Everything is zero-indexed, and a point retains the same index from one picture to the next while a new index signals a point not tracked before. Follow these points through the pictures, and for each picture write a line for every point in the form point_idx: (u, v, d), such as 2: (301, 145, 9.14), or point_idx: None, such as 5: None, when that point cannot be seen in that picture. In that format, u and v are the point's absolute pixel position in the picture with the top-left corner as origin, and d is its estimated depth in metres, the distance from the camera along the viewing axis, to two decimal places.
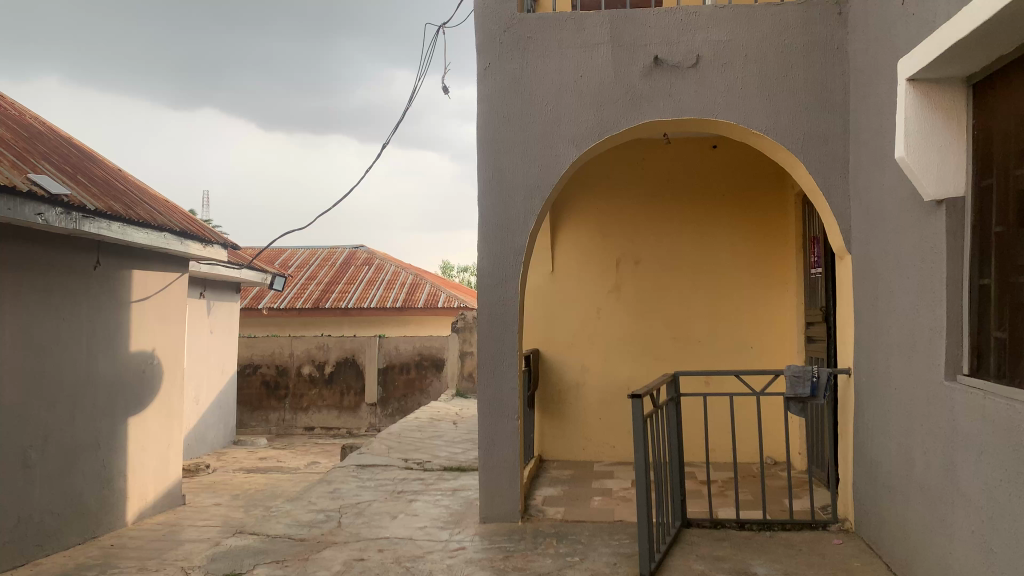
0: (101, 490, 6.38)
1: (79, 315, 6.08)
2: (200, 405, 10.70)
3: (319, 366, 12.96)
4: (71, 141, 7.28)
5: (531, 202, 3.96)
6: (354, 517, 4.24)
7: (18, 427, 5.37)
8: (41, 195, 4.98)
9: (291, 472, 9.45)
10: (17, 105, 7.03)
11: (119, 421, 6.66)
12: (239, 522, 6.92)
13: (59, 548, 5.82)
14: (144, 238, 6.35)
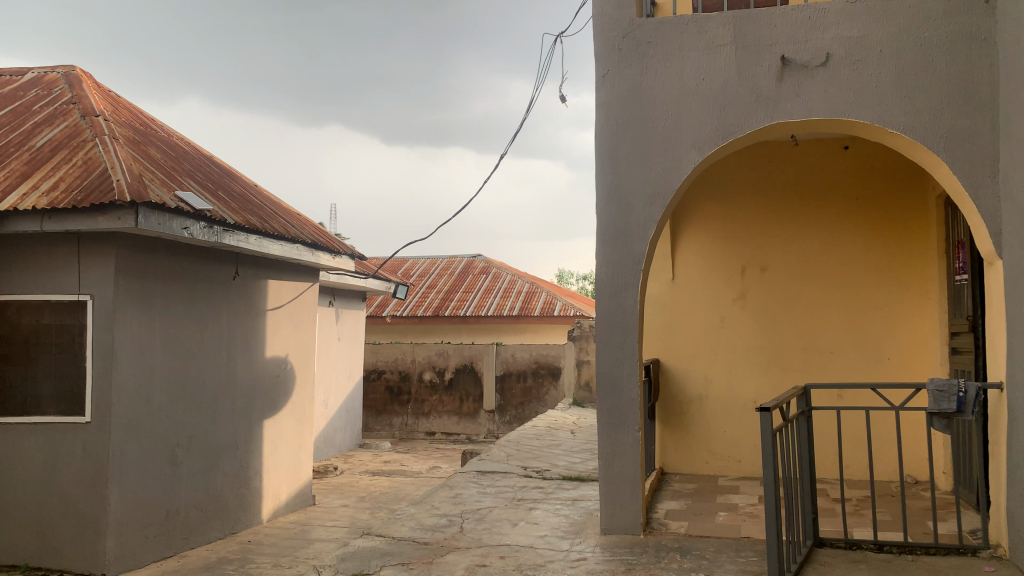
0: (240, 489, 6.76)
1: (221, 323, 6.48)
2: (328, 409, 11.16)
3: (440, 372, 13.26)
4: (213, 160, 7.79)
5: (651, 209, 3.90)
6: (475, 523, 4.30)
7: (166, 428, 5.76)
8: (187, 210, 5.34)
9: (413, 476, 9.69)
10: (165, 127, 7.59)
11: (256, 423, 7.04)
12: (365, 523, 7.16)
13: (202, 542, 6.21)
14: (279, 250, 6.69)
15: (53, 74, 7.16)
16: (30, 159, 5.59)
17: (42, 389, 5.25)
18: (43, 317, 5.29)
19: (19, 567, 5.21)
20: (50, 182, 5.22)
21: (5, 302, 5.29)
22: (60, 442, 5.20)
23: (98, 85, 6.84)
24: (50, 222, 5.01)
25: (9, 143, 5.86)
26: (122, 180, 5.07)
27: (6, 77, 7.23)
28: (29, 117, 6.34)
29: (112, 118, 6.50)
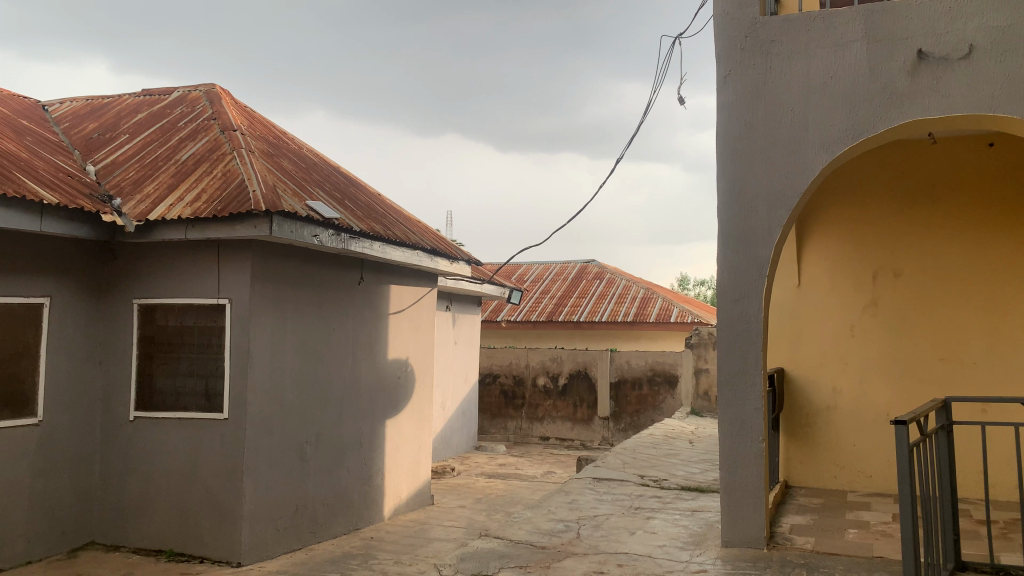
0: (363, 486, 7.01)
1: (347, 326, 6.74)
2: (445, 411, 11.41)
3: (554, 377, 13.29)
4: (339, 170, 8.13)
5: (776, 213, 3.78)
6: (592, 529, 4.29)
7: (296, 426, 6.05)
8: (316, 218, 5.60)
9: (528, 480, 9.74)
10: (296, 139, 7.99)
11: (378, 423, 7.28)
12: (482, 525, 7.27)
13: (328, 536, 6.48)
14: (400, 256, 6.90)
15: (196, 92, 7.68)
16: (177, 172, 6.02)
17: (185, 386, 5.68)
18: (186, 319, 5.73)
19: (166, 552, 5.63)
20: (194, 194, 5.60)
21: (155, 305, 5.81)
22: (201, 436, 5.58)
23: (235, 101, 7.29)
24: (193, 231, 5.36)
25: (158, 158, 6.34)
26: (257, 191, 5.37)
27: (156, 96, 7.82)
28: (176, 133, 6.84)
29: (249, 133, 6.91)
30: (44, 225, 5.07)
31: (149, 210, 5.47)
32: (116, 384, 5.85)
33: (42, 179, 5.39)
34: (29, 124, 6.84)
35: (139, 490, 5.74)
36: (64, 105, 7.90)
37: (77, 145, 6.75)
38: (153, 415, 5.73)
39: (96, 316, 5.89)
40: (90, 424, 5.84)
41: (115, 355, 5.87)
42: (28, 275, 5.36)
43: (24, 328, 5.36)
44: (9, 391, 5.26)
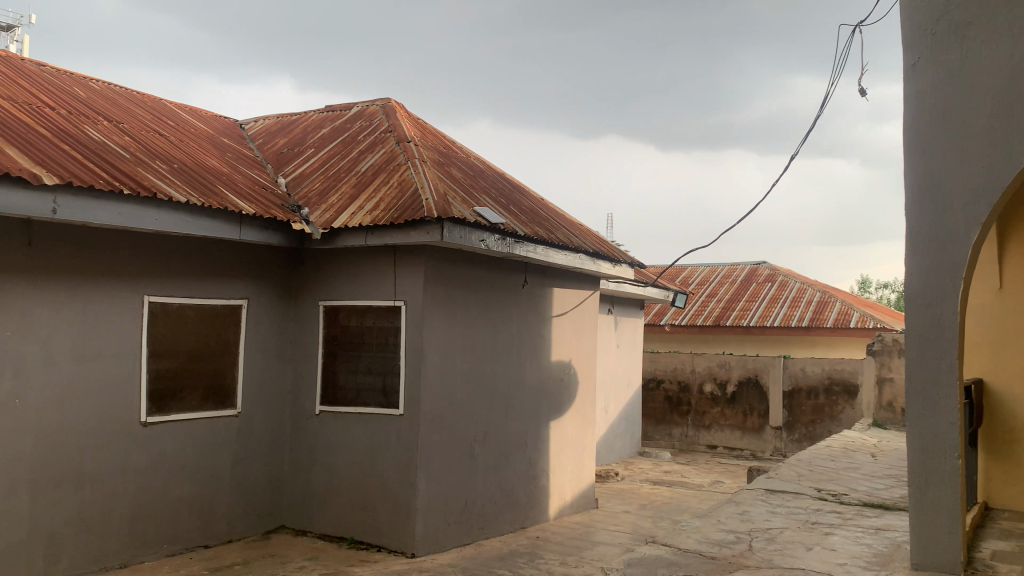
0: (529, 486, 7.12)
1: (512, 328, 6.88)
2: (609, 415, 11.37)
3: (721, 384, 12.90)
4: (505, 176, 8.33)
5: (972, 209, 3.47)
6: (766, 542, 4.13)
7: (466, 424, 6.26)
8: (484, 224, 5.76)
9: (695, 488, 9.51)
10: (464, 148, 8.27)
11: (544, 424, 7.39)
12: (648, 531, 7.18)
13: (496, 533, 6.64)
14: (564, 259, 6.96)
15: (373, 106, 8.14)
16: (357, 183, 6.40)
17: (365, 382, 6.02)
18: (366, 320, 6.07)
19: (348, 539, 5.98)
20: (372, 202, 5.93)
21: (337, 307, 6.20)
22: (379, 431, 5.89)
23: (409, 114, 7.66)
24: (372, 237, 5.67)
25: (340, 169, 6.77)
26: (430, 199, 5.61)
27: (337, 112, 8.36)
28: (355, 146, 7.28)
29: (421, 143, 7.23)
30: (243, 233, 5.56)
31: (333, 218, 5.86)
32: (304, 380, 6.31)
33: (241, 192, 5.92)
34: (229, 142, 7.53)
35: (323, 480, 6.16)
36: (258, 123, 8.63)
37: (269, 160, 7.35)
38: (336, 410, 6.12)
39: (286, 316, 6.39)
40: (281, 417, 6.33)
41: (303, 354, 6.33)
42: (227, 279, 5.91)
43: (225, 327, 5.91)
44: (213, 384, 5.82)
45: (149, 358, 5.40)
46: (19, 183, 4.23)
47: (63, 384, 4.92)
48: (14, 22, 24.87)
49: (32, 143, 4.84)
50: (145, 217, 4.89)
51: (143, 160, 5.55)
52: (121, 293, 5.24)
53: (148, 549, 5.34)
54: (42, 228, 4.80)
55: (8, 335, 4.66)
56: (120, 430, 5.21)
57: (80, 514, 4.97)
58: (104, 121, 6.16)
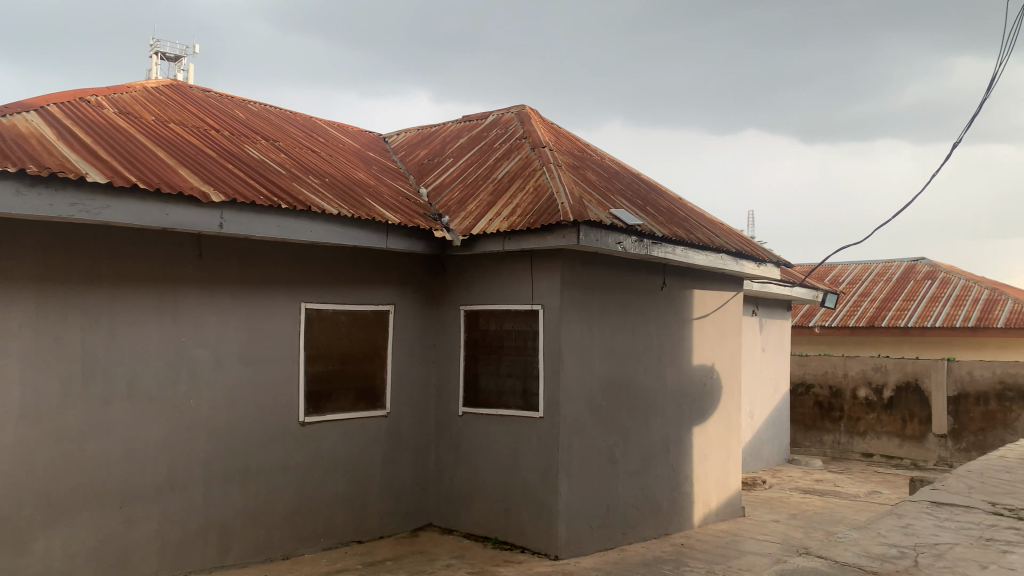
0: (672, 492, 6.99)
1: (652, 331, 6.79)
2: (754, 421, 11.00)
3: (877, 389, 12.17)
4: (642, 177, 8.23)
5: None
6: (933, 559, 3.85)
7: (606, 428, 6.23)
8: (620, 226, 5.72)
9: (850, 499, 9.01)
10: (599, 150, 8.25)
11: (686, 430, 7.24)
12: (800, 542, 6.87)
13: (639, 539, 6.56)
14: (704, 260, 6.80)
15: (508, 114, 8.27)
16: (495, 190, 6.52)
17: (506, 385, 6.12)
18: (505, 324, 6.17)
19: (492, 539, 6.09)
20: (510, 208, 6.02)
21: (478, 311, 6.34)
22: (521, 433, 5.97)
23: (543, 119, 7.73)
24: (511, 242, 5.76)
25: (478, 177, 6.92)
26: (566, 203, 5.64)
27: (474, 121, 8.56)
28: (492, 154, 7.43)
29: (556, 148, 7.27)
30: (389, 241, 5.80)
31: (472, 225, 6.00)
32: (448, 383, 6.49)
33: (386, 203, 6.17)
34: (373, 156, 7.88)
35: (467, 480, 6.31)
36: (400, 136, 8.97)
37: (411, 171, 7.63)
38: (478, 412, 6.26)
39: (430, 321, 6.60)
40: (427, 419, 6.54)
41: (446, 357, 6.52)
42: (375, 286, 6.19)
43: (374, 332, 6.18)
44: (364, 386, 6.10)
45: (306, 362, 5.73)
46: (191, 201, 4.61)
47: (231, 385, 5.31)
48: (180, 52, 27.06)
49: (201, 164, 5.26)
50: (301, 229, 5.20)
51: (297, 176, 5.90)
52: (280, 301, 5.59)
53: (307, 542, 5.67)
54: (211, 242, 5.22)
55: (184, 340, 5.08)
56: (280, 429, 5.55)
57: (247, 507, 5.34)
58: (262, 140, 6.60)
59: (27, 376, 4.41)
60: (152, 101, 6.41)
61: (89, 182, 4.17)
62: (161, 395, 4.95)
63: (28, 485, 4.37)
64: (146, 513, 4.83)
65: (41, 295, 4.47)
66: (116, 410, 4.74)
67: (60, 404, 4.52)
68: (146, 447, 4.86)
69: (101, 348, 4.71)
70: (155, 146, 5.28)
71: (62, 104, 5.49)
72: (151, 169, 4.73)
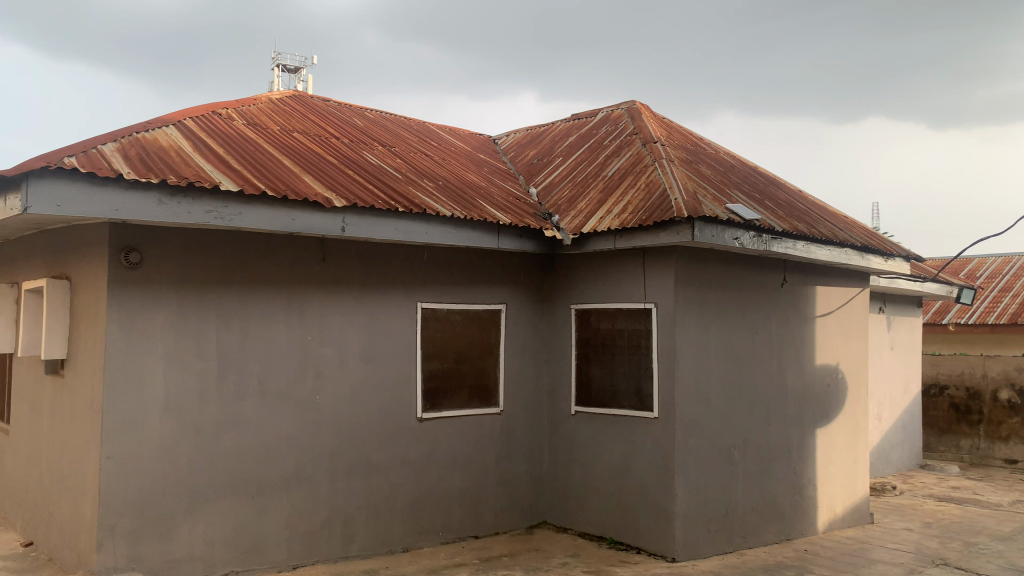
0: (794, 496, 6.75)
1: (771, 330, 6.57)
2: (883, 424, 10.46)
3: (1020, 391, 11.26)
4: (758, 170, 7.98)
5: None
6: None
7: (724, 429, 6.08)
8: (738, 222, 5.57)
9: (992, 507, 8.42)
10: (712, 144, 8.06)
11: (809, 432, 6.96)
12: (936, 552, 6.48)
13: (760, 543, 6.37)
14: (827, 255, 6.52)
15: (618, 110, 8.20)
16: (605, 187, 6.48)
17: (619, 384, 6.07)
18: (618, 322, 6.12)
19: (607, 539, 6.07)
20: (621, 206, 5.97)
21: (589, 310, 6.32)
22: (635, 432, 5.91)
23: (655, 114, 7.61)
24: (622, 240, 5.69)
25: (589, 175, 6.90)
26: (680, 199, 5.54)
27: (584, 119, 8.53)
28: (603, 151, 7.39)
29: (669, 143, 7.15)
30: (501, 242, 5.86)
31: (584, 223, 5.98)
32: (560, 382, 6.51)
33: (498, 203, 6.25)
34: (484, 157, 7.99)
35: (581, 479, 6.30)
36: (510, 136, 9.06)
37: (522, 171, 7.69)
38: (591, 411, 6.24)
39: (542, 320, 6.63)
40: (540, 417, 6.58)
41: (558, 356, 6.54)
42: (487, 286, 6.28)
43: (487, 330, 6.28)
44: (478, 384, 6.21)
45: (422, 361, 5.89)
46: (314, 206, 4.81)
47: (353, 383, 5.51)
48: (299, 64, 28.34)
49: (322, 170, 5.49)
50: (416, 231, 5.34)
51: (412, 179, 6.06)
52: (398, 301, 5.76)
53: (426, 536, 5.83)
54: (333, 245, 5.44)
55: (309, 339, 5.32)
56: (399, 426, 5.73)
57: (369, 500, 5.54)
58: (378, 146, 6.82)
59: (170, 373, 4.72)
60: (276, 112, 6.74)
61: (223, 191, 4.43)
62: (289, 392, 5.20)
63: (172, 475, 4.68)
64: (277, 504, 5.09)
65: (181, 297, 4.78)
66: (248, 406, 5.01)
67: (200, 400, 4.82)
68: (276, 442, 5.12)
69: (235, 348, 4.99)
70: (280, 154, 5.55)
71: (197, 118, 5.86)
72: (277, 176, 4.97)
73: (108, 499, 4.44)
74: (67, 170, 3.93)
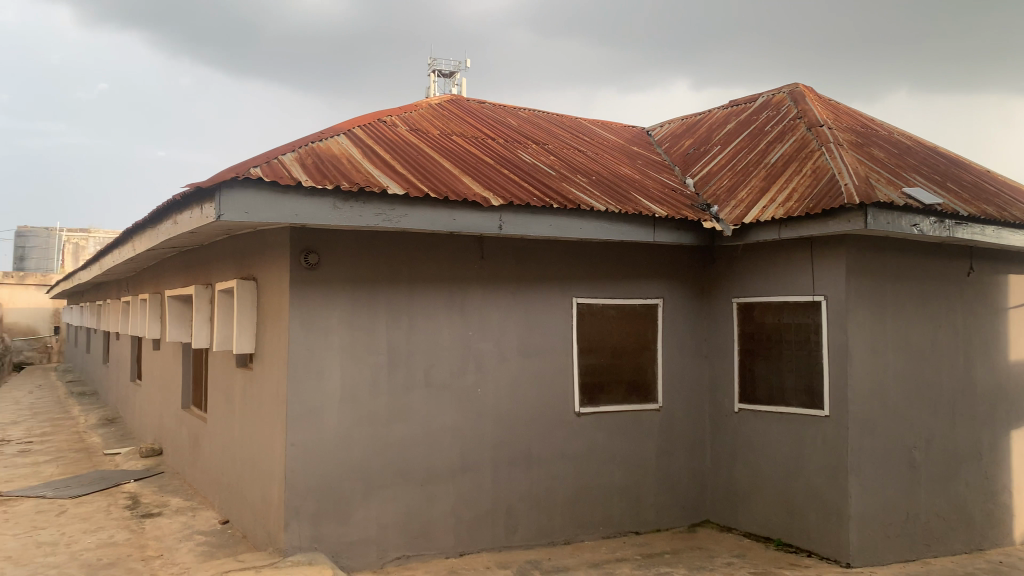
0: (985, 502, 6.22)
1: (956, 322, 6.08)
2: None
3: None
4: (938, 151, 7.40)
5: None
6: None
7: (903, 429, 5.70)
8: (916, 207, 5.20)
9: None
10: (885, 125, 7.56)
11: (1002, 433, 6.39)
12: None
13: (946, 552, 5.92)
14: (1021, 240, 5.95)
15: (779, 94, 7.86)
16: (767, 175, 6.24)
17: (785, 381, 5.83)
18: (784, 316, 5.88)
19: (774, 540, 5.85)
20: (785, 194, 5.73)
21: (752, 303, 6.11)
22: (803, 431, 5.66)
23: (820, 96, 7.24)
24: (786, 230, 5.46)
25: (749, 163, 6.67)
26: (850, 184, 5.25)
27: (742, 105, 8.25)
28: (763, 138, 7.11)
29: (836, 126, 6.77)
30: (658, 236, 5.78)
31: (744, 213, 5.78)
32: (722, 377, 6.34)
33: (654, 196, 6.17)
34: (639, 150, 7.91)
35: (745, 477, 6.11)
36: (664, 128, 8.91)
37: (678, 162, 7.55)
38: (756, 407, 6.03)
39: (702, 314, 6.49)
40: (702, 414, 6.45)
41: (719, 351, 6.37)
42: (645, 280, 6.22)
43: (645, 325, 6.23)
44: (636, 380, 6.18)
45: (580, 356, 5.94)
46: (474, 206, 4.96)
47: (513, 376, 5.64)
48: (454, 68, 29.23)
49: (481, 171, 5.65)
50: (572, 227, 5.38)
51: (567, 175, 6.11)
52: (555, 297, 5.84)
53: (587, 530, 5.87)
54: (491, 243, 5.59)
55: (471, 334, 5.50)
56: (559, 419, 5.80)
57: (531, 492, 5.65)
58: (533, 144, 6.93)
59: (345, 366, 5.03)
60: (435, 116, 7.00)
61: (390, 195, 4.66)
62: (453, 385, 5.40)
63: (348, 462, 4.98)
64: (444, 492, 5.30)
65: (353, 295, 5.08)
66: (415, 398, 5.25)
67: (371, 391, 5.10)
68: (442, 432, 5.33)
69: (403, 342, 5.24)
70: (441, 157, 5.77)
71: (364, 126, 6.20)
72: (440, 179, 5.17)
73: (292, 483, 4.79)
74: (253, 179, 4.27)
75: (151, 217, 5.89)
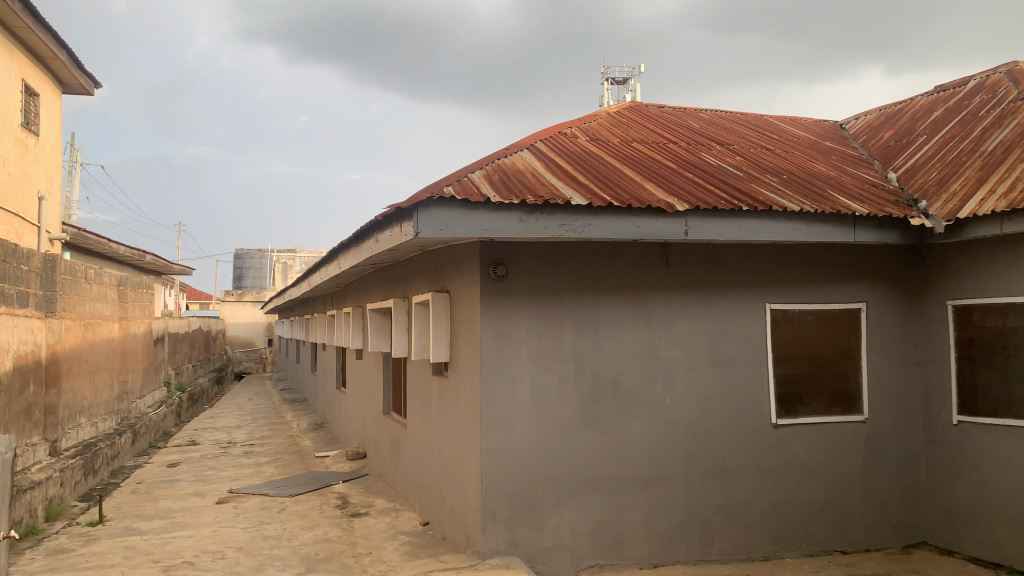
0: None
1: None
2: None
3: None
4: None
5: None
6: None
7: None
8: None
9: None
10: None
11: None
12: None
13: None
14: None
15: (996, 75, 7.13)
16: (985, 165, 5.68)
17: (1013, 392, 5.27)
18: (1009, 319, 5.32)
19: (1006, 567, 5.27)
20: (1007, 184, 5.19)
21: (970, 306, 5.57)
22: None
23: None
24: (1009, 224, 4.93)
25: (962, 152, 6.11)
26: None
27: (951, 90, 7.57)
28: (978, 123, 6.49)
29: None
30: (858, 236, 5.42)
31: (958, 208, 5.30)
32: (936, 386, 5.84)
33: (853, 193, 5.80)
34: (832, 145, 7.48)
35: (968, 496, 5.57)
36: (861, 120, 8.36)
37: (878, 155, 7.06)
38: (979, 420, 5.49)
39: (912, 319, 6.01)
40: (914, 425, 5.96)
41: (932, 358, 5.87)
42: (845, 283, 5.86)
43: (846, 331, 5.87)
44: (838, 388, 5.83)
45: (775, 363, 5.70)
46: (660, 213, 4.91)
47: (703, 385, 5.51)
48: (628, 76, 29.07)
49: (665, 176, 5.58)
50: (763, 229, 5.17)
51: (755, 176, 5.90)
52: (746, 303, 5.64)
53: (788, 547, 5.60)
54: (677, 249, 5.50)
55: (659, 342, 5.44)
56: (753, 431, 5.59)
57: (726, 505, 5.48)
58: (717, 146, 6.75)
59: (534, 374, 5.14)
60: (616, 125, 7.00)
61: (575, 206, 4.71)
62: (641, 393, 5.36)
63: (540, 469, 5.08)
64: (635, 502, 5.27)
65: (542, 305, 5.18)
66: (604, 406, 5.26)
67: (561, 400, 5.18)
68: (631, 442, 5.30)
69: (590, 351, 5.28)
70: (624, 165, 5.76)
71: (548, 139, 6.33)
72: (624, 187, 5.16)
73: (488, 488, 4.95)
74: (447, 199, 4.47)
75: (354, 236, 6.34)
